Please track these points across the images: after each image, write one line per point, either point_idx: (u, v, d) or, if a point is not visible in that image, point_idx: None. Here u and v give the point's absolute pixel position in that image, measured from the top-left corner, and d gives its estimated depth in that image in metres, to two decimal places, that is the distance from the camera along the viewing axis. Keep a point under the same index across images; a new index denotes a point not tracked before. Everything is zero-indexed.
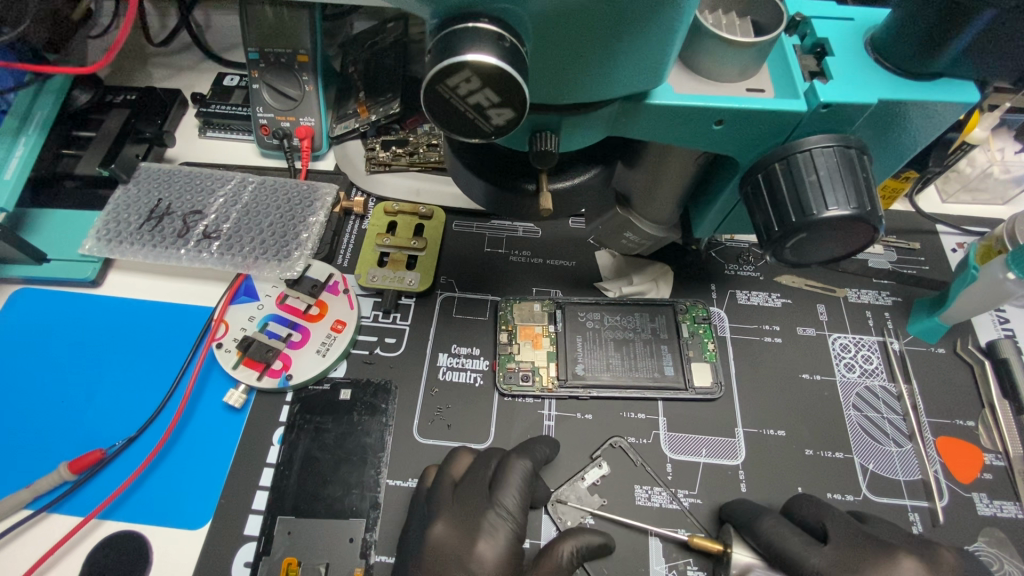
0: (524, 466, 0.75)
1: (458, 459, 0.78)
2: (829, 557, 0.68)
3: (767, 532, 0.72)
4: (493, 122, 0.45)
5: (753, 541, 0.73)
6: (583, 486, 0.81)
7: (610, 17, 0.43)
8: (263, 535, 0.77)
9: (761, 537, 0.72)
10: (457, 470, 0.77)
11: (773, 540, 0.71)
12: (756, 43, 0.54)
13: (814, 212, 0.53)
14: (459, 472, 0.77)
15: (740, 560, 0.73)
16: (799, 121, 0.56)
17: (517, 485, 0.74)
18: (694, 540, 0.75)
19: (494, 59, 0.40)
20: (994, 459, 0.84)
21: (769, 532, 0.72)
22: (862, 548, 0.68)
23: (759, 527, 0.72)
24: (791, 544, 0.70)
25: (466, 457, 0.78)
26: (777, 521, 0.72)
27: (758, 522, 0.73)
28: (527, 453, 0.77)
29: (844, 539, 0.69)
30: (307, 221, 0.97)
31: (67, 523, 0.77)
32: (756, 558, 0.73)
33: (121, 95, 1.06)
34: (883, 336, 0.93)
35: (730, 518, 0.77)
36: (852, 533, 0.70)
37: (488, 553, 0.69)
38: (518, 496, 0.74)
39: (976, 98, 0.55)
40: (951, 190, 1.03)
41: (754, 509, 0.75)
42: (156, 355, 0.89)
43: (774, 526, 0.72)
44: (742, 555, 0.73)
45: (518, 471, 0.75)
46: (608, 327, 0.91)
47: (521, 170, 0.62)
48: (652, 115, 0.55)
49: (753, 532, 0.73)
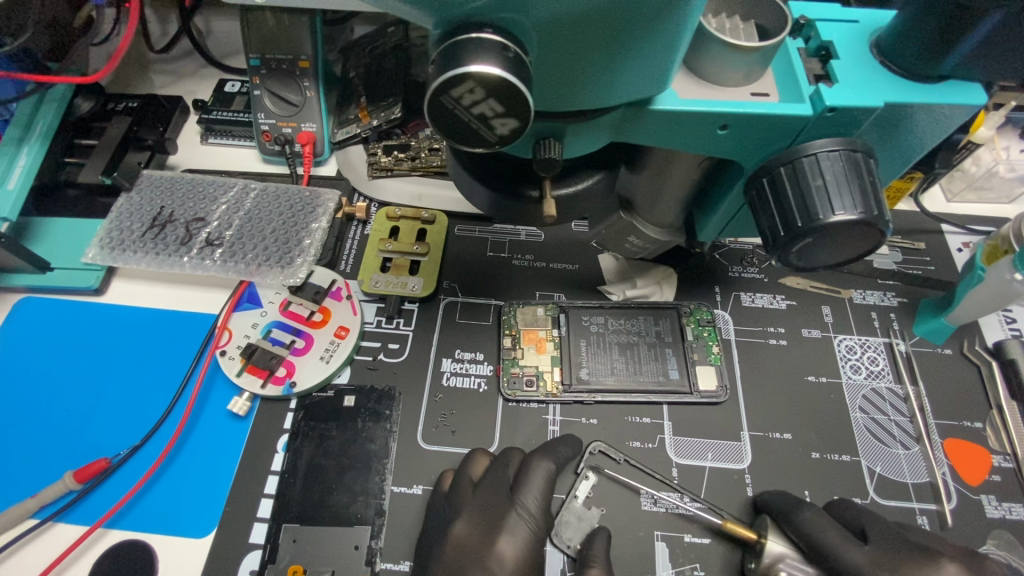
0: (546, 467, 0.76)
1: (475, 463, 0.79)
2: (867, 552, 0.69)
3: (806, 521, 0.72)
4: (496, 132, 0.45)
5: (790, 531, 0.73)
6: (578, 504, 0.80)
7: (613, 25, 0.42)
8: (269, 544, 0.77)
9: (799, 525, 0.72)
10: (474, 472, 0.78)
11: (810, 530, 0.72)
12: (761, 47, 0.53)
13: (821, 217, 0.52)
14: (477, 474, 0.78)
15: (774, 549, 0.73)
16: (804, 126, 0.56)
17: (539, 487, 0.75)
18: (727, 525, 0.75)
19: (498, 70, 0.40)
20: (1002, 461, 0.83)
21: (808, 522, 0.72)
22: (902, 554, 0.68)
23: (799, 517, 0.73)
24: (829, 534, 0.71)
25: (482, 459, 0.80)
26: (817, 512, 0.73)
27: (794, 512, 0.73)
28: (550, 454, 0.78)
29: (885, 539, 0.70)
30: (309, 227, 0.96)
31: (73, 533, 0.77)
32: (790, 549, 0.73)
33: (123, 103, 1.05)
34: (888, 338, 0.92)
35: (767, 508, 0.77)
36: (890, 534, 0.70)
37: (507, 552, 0.71)
38: (539, 497, 0.75)
39: (983, 100, 0.54)
40: (955, 189, 1.03)
41: (790, 499, 0.76)
42: (160, 364, 0.89)
43: (813, 517, 0.72)
44: (777, 544, 0.73)
45: (540, 472, 0.76)
46: (612, 331, 0.90)
47: (524, 176, 0.62)
48: (655, 120, 0.54)
49: (789, 520, 0.73)
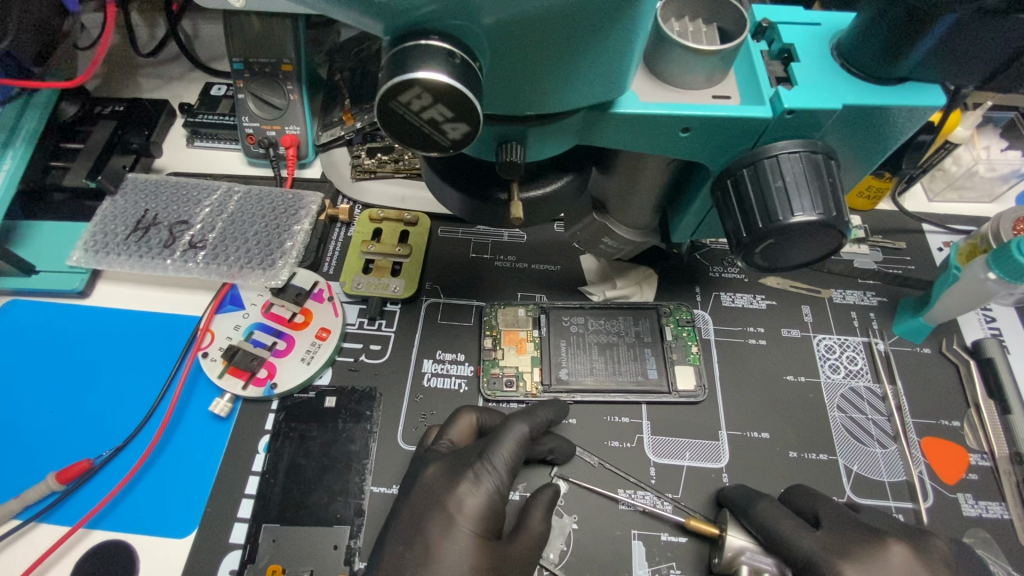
0: (521, 429, 0.74)
1: (458, 423, 0.80)
2: (820, 540, 0.70)
3: (761, 514, 0.73)
4: (449, 136, 0.45)
5: (749, 524, 0.74)
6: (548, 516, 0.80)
7: (561, 31, 0.43)
8: (248, 544, 0.77)
9: (756, 517, 0.74)
10: (456, 434, 0.79)
11: (767, 522, 0.72)
12: (719, 51, 0.53)
13: (781, 217, 0.53)
14: (458, 436, 0.79)
15: (734, 543, 0.74)
16: (765, 128, 0.56)
17: (510, 447, 0.73)
18: (692, 521, 0.76)
19: (445, 77, 0.40)
20: (979, 459, 0.84)
21: (764, 514, 0.73)
22: (854, 536, 0.69)
23: (755, 509, 0.74)
24: (784, 526, 0.72)
25: (466, 419, 0.80)
26: (772, 503, 0.74)
27: (754, 505, 0.74)
28: (527, 418, 0.76)
29: (837, 524, 0.71)
30: (292, 230, 0.97)
31: (55, 533, 0.78)
32: (750, 541, 0.74)
33: (109, 107, 1.07)
34: (867, 338, 0.93)
35: (727, 503, 0.78)
36: (843, 518, 0.71)
37: (468, 500, 0.71)
38: (508, 457, 0.73)
39: (942, 101, 0.55)
40: (937, 188, 1.03)
41: (750, 493, 0.76)
42: (143, 367, 0.90)
43: (768, 509, 0.73)
44: (737, 538, 0.74)
45: (515, 433, 0.74)
46: (592, 331, 0.91)
47: (492, 179, 0.63)
48: (617, 124, 0.55)
49: (748, 515, 0.74)
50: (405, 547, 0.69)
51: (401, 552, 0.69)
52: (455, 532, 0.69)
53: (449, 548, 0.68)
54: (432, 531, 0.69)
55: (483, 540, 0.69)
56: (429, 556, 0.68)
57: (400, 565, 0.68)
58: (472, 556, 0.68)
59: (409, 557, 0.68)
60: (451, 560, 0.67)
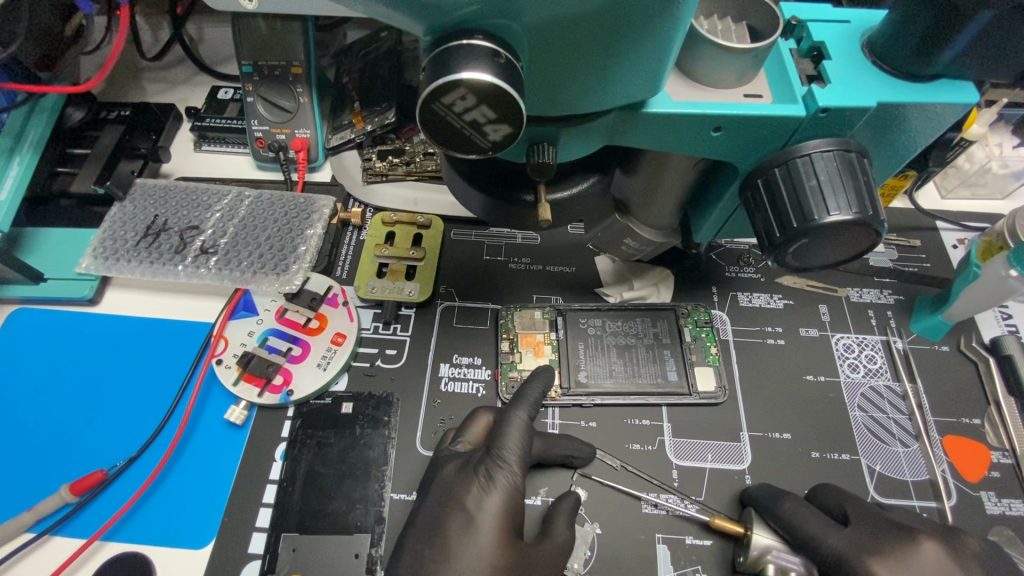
0: (521, 419, 0.75)
1: (476, 422, 0.79)
2: (847, 537, 0.69)
3: (788, 514, 0.72)
4: (490, 138, 0.45)
5: (775, 524, 0.73)
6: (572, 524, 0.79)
7: (604, 29, 0.42)
8: (268, 553, 0.76)
9: (782, 517, 0.73)
10: (475, 431, 0.79)
11: (793, 521, 0.72)
12: (752, 49, 0.53)
13: (816, 217, 0.52)
14: (476, 435, 0.78)
15: (759, 543, 0.74)
16: (798, 126, 0.56)
17: (517, 435, 0.73)
18: (716, 521, 0.75)
19: (490, 77, 0.40)
20: (1001, 457, 0.83)
21: (790, 513, 0.72)
22: (881, 535, 0.68)
23: (780, 508, 0.73)
24: (810, 524, 0.71)
25: (484, 418, 0.80)
26: (798, 503, 0.73)
27: (779, 504, 0.74)
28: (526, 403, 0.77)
29: (866, 521, 0.70)
30: (305, 234, 0.96)
31: (69, 546, 0.77)
32: (776, 540, 0.74)
33: (115, 111, 1.05)
34: (886, 336, 0.92)
35: (751, 502, 0.78)
36: (872, 516, 0.71)
37: (487, 501, 0.70)
38: (518, 447, 0.73)
39: (975, 99, 0.55)
40: (950, 185, 1.03)
41: (775, 492, 0.76)
42: (155, 375, 0.88)
43: (794, 508, 0.73)
44: (763, 537, 0.74)
45: (517, 423, 0.74)
46: (610, 333, 0.90)
47: (518, 180, 0.62)
48: (649, 124, 0.54)
49: (774, 514, 0.74)
50: (425, 547, 0.68)
51: (420, 553, 0.68)
52: (475, 531, 0.68)
53: (471, 550, 0.67)
54: (454, 533, 0.68)
55: (505, 537, 0.69)
56: (450, 557, 0.67)
57: (419, 565, 0.67)
58: (493, 554, 0.67)
59: (428, 556, 0.67)
60: (470, 555, 0.67)
